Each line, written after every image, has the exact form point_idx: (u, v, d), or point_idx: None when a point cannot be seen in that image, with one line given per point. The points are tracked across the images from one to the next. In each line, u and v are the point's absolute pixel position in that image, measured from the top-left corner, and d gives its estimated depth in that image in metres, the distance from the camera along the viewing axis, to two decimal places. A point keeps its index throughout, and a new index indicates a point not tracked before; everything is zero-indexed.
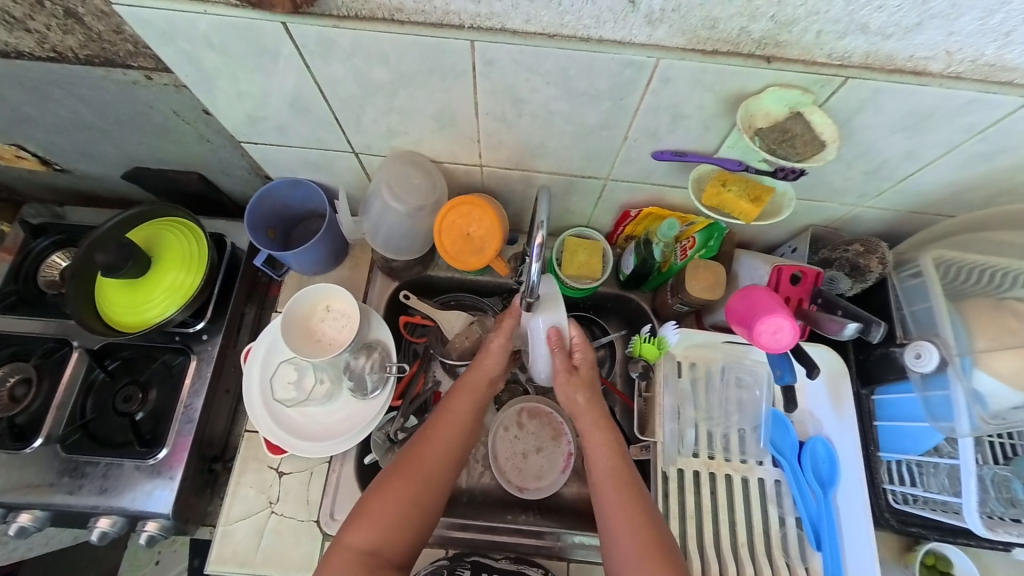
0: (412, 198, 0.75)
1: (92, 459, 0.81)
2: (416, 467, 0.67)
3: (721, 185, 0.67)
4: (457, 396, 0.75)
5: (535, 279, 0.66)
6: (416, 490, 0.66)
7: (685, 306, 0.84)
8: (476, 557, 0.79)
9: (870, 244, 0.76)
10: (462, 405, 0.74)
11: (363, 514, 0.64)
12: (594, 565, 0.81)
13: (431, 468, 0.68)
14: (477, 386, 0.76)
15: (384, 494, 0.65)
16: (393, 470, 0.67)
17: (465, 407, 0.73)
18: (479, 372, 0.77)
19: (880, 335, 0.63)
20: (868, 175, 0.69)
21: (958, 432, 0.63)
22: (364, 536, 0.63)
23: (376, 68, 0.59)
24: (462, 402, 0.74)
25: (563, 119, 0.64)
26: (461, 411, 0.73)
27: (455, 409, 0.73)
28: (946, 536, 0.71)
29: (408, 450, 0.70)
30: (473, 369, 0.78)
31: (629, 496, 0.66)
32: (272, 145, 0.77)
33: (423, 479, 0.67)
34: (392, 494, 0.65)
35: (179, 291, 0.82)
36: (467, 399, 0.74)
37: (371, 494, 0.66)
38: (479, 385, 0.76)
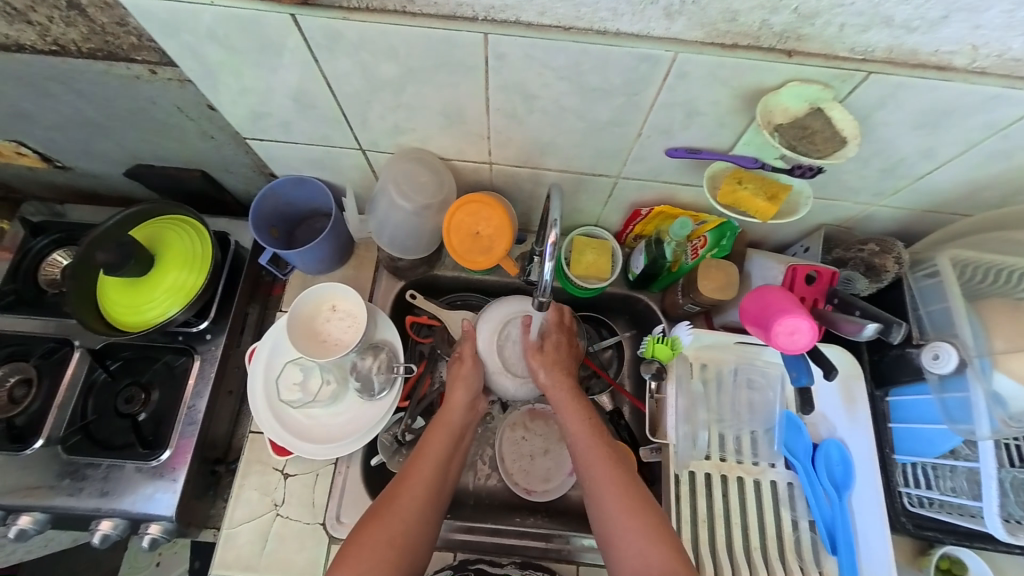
0: (419, 196, 0.74)
1: (93, 461, 0.80)
2: (392, 510, 0.65)
3: (737, 183, 0.66)
4: (430, 436, 0.74)
5: (547, 278, 0.66)
6: (397, 530, 0.64)
7: (695, 306, 0.83)
8: (481, 565, 0.77)
9: (885, 244, 0.75)
10: (436, 446, 0.73)
11: (341, 561, 0.61)
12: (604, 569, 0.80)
13: (411, 505, 0.66)
14: (449, 424, 0.76)
15: (365, 538, 0.62)
16: (369, 516, 0.65)
17: (439, 447, 0.72)
18: (450, 413, 0.76)
19: (901, 336, 0.63)
20: (884, 173, 0.67)
21: (977, 434, 0.62)
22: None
23: (385, 62, 0.57)
24: (434, 439, 0.73)
25: (575, 116, 0.63)
26: (435, 448, 0.72)
27: (429, 445, 0.72)
28: (962, 540, 0.70)
29: (385, 493, 0.68)
30: (445, 407, 0.78)
31: (626, 499, 0.66)
32: (277, 142, 0.76)
33: (405, 517, 0.65)
34: (373, 537, 0.62)
35: (181, 290, 0.81)
36: (440, 437, 0.74)
37: (350, 540, 0.63)
38: (451, 420, 0.76)
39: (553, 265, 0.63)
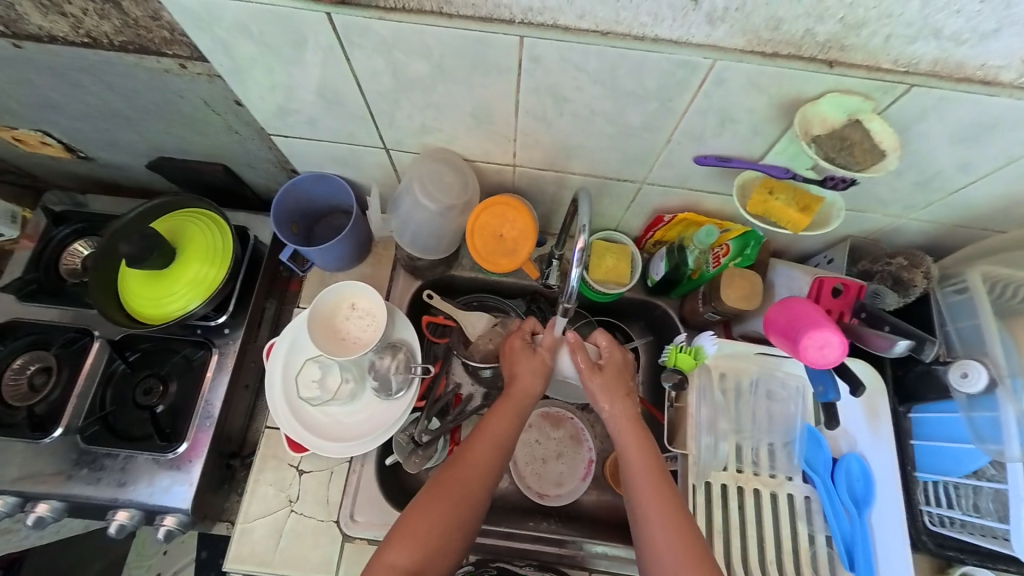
0: (444, 197, 0.73)
1: (111, 452, 0.80)
2: (456, 488, 0.65)
3: (768, 193, 0.65)
4: (496, 416, 0.72)
5: (574, 284, 0.65)
6: (456, 511, 0.64)
7: (716, 315, 0.82)
8: (501, 563, 0.78)
9: (915, 258, 0.74)
10: (500, 425, 0.71)
11: (403, 534, 0.62)
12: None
13: (474, 487, 0.66)
14: (516, 407, 0.74)
15: (425, 516, 0.63)
16: (431, 490, 0.65)
17: (503, 428, 0.71)
18: (518, 391, 0.75)
19: (932, 353, 0.65)
20: (917, 186, 0.66)
21: (1007, 455, 0.60)
22: (406, 555, 0.61)
23: (418, 62, 0.57)
24: (501, 422, 0.72)
25: (606, 120, 0.62)
26: (500, 431, 0.71)
27: (494, 428, 0.71)
28: (985, 561, 0.69)
29: (446, 469, 0.68)
30: (515, 385, 0.76)
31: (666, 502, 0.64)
32: (302, 138, 0.76)
33: (466, 498, 0.65)
34: (435, 516, 0.63)
35: (202, 284, 0.81)
36: (506, 421, 0.72)
37: (410, 513, 0.64)
38: (520, 403, 0.74)
39: (580, 272, 0.63)
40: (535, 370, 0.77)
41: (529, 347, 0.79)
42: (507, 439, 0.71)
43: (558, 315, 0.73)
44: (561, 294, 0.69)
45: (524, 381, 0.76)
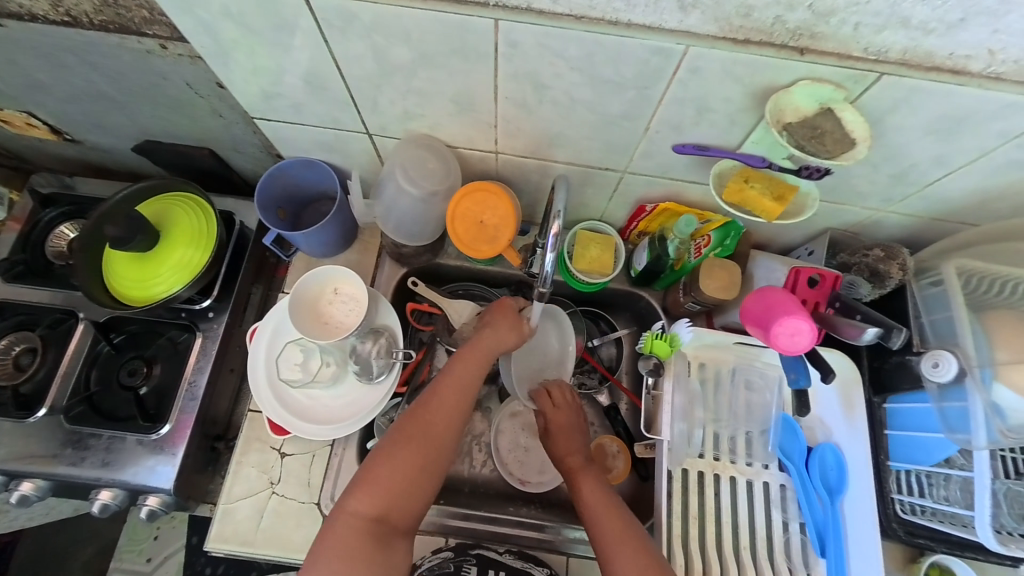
0: (426, 182, 0.74)
1: (96, 432, 0.81)
2: (423, 436, 0.66)
3: (744, 182, 0.65)
4: (463, 365, 0.72)
5: (549, 270, 0.65)
6: (421, 459, 0.65)
7: (697, 305, 0.83)
8: (480, 550, 0.79)
9: (892, 250, 0.75)
10: (469, 374, 0.72)
11: (367, 481, 0.63)
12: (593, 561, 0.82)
13: (440, 432, 0.67)
14: (486, 355, 0.74)
15: (391, 461, 0.64)
16: (398, 437, 0.66)
17: (473, 376, 0.72)
18: (488, 343, 0.74)
19: (900, 341, 0.64)
20: (894, 179, 0.67)
21: (975, 444, 0.61)
22: (371, 502, 0.62)
23: (396, 46, 0.57)
24: (464, 371, 0.72)
25: (585, 107, 0.62)
26: (466, 378, 0.71)
27: (461, 376, 0.71)
28: (954, 549, 0.70)
29: (412, 414, 0.69)
30: (485, 336, 0.75)
31: (618, 522, 0.66)
32: (286, 123, 0.76)
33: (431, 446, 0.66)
34: (400, 462, 0.64)
35: (186, 268, 0.82)
36: (470, 369, 0.72)
37: (375, 460, 0.64)
38: (489, 355, 0.74)
39: (554, 257, 0.63)
40: (510, 329, 0.76)
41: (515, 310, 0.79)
42: (474, 383, 0.72)
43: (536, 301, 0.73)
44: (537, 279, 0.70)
45: (496, 335, 0.75)
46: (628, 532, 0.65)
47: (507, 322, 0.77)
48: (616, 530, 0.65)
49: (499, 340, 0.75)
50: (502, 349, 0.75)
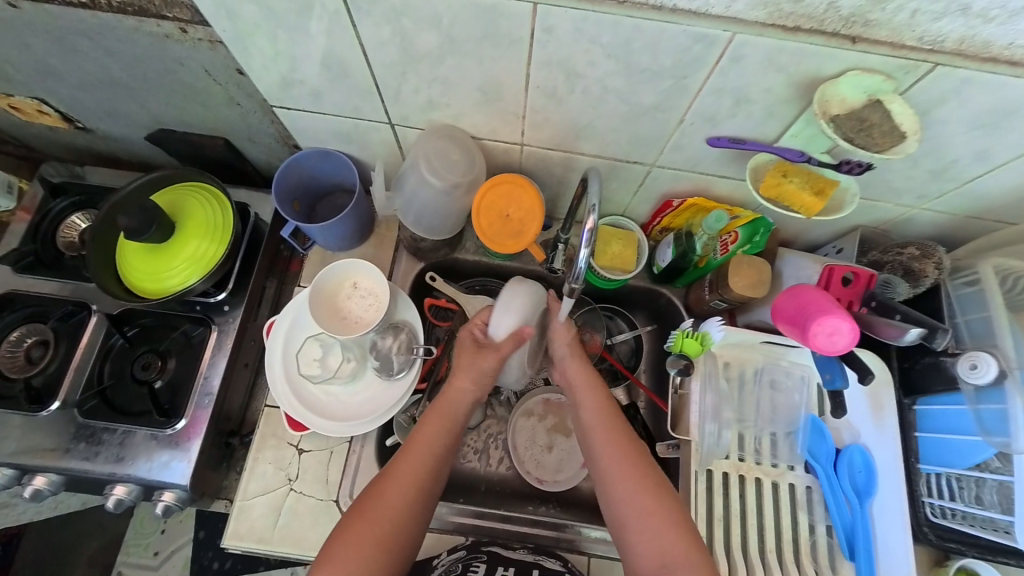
0: (450, 174, 0.71)
1: (109, 426, 0.79)
2: (382, 508, 0.62)
3: (782, 176, 0.63)
4: (425, 427, 0.69)
5: (581, 267, 0.64)
6: (380, 534, 0.61)
7: (722, 303, 0.81)
8: (493, 548, 0.76)
9: (927, 248, 0.73)
10: (431, 434, 0.68)
11: (327, 561, 0.59)
12: (613, 561, 0.80)
13: (398, 504, 0.63)
14: (448, 416, 0.71)
15: (349, 539, 0.60)
16: (358, 510, 0.62)
17: (434, 436, 0.68)
18: (449, 401, 0.71)
19: (944, 342, 0.62)
20: (933, 175, 0.65)
21: (1013, 448, 0.60)
22: None
23: (425, 32, 0.55)
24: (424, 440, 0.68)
25: (618, 98, 0.60)
26: (429, 439, 0.68)
27: (424, 439, 0.68)
28: (985, 554, 0.68)
29: (372, 486, 0.65)
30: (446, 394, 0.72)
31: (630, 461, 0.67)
32: (305, 112, 0.74)
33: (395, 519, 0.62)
34: (357, 538, 0.60)
35: (201, 261, 0.80)
36: (432, 436, 0.68)
37: (335, 538, 0.61)
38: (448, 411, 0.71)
39: (588, 254, 0.61)
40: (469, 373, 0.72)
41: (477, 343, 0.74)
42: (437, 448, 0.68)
43: (564, 298, 0.71)
44: (567, 275, 0.68)
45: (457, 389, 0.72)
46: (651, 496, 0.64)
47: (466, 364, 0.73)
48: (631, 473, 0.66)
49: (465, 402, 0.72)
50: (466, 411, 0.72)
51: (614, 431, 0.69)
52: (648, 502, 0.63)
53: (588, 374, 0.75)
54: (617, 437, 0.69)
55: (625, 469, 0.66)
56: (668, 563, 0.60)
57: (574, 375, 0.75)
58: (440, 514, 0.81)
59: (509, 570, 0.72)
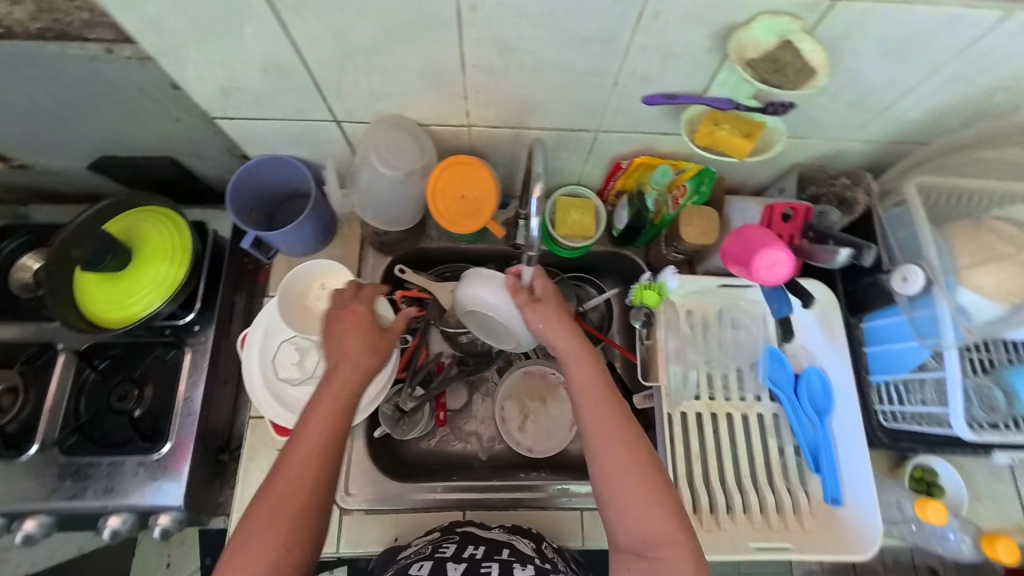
0: (402, 162, 0.72)
1: (94, 460, 0.78)
2: (292, 482, 0.58)
3: (713, 124, 0.67)
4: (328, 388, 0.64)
5: (536, 235, 0.67)
6: (295, 506, 0.57)
7: (680, 255, 0.85)
8: (468, 528, 0.74)
9: (857, 177, 0.80)
10: (333, 400, 0.63)
11: (237, 558, 0.54)
12: None
13: (310, 478, 0.58)
14: (349, 380, 0.65)
15: (261, 523, 0.56)
16: (267, 493, 0.57)
17: (338, 403, 0.63)
18: (348, 364, 0.65)
19: (872, 256, 0.70)
20: (854, 105, 0.69)
21: (944, 346, 0.64)
22: None
23: (356, 22, 0.56)
24: (303, 446, 0.60)
25: (553, 67, 0.63)
26: (331, 407, 0.63)
27: (330, 404, 0.63)
28: (933, 447, 0.74)
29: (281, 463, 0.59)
30: (343, 355, 0.66)
31: (635, 461, 0.62)
32: (250, 119, 0.74)
33: (302, 522, 0.57)
34: (269, 520, 0.56)
35: (164, 283, 0.81)
36: (321, 427, 0.61)
37: (245, 527, 0.56)
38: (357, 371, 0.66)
39: (539, 222, 0.64)
40: (362, 342, 0.68)
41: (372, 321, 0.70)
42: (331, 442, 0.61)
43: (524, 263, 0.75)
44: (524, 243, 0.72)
45: (355, 352, 0.67)
46: (651, 489, 0.61)
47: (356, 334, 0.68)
48: (623, 469, 0.62)
49: (365, 367, 0.66)
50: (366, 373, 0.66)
51: (617, 418, 0.64)
52: (642, 481, 0.61)
53: (591, 373, 0.68)
54: (617, 433, 0.64)
55: (630, 471, 0.62)
56: (642, 542, 0.60)
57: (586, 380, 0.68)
58: (430, 494, 0.80)
59: (480, 548, 0.68)
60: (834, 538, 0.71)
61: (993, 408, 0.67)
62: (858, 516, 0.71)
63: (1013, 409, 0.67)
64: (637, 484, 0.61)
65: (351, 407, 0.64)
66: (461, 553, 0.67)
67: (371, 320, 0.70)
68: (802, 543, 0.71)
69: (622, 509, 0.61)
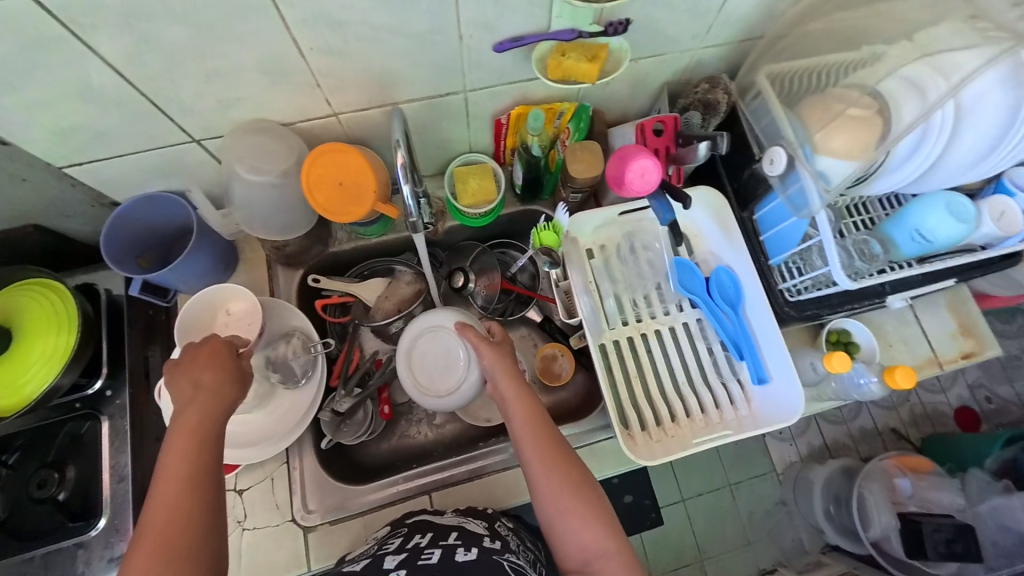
0: (272, 165, 0.70)
1: (26, 555, 0.74)
2: (167, 508, 0.53)
3: (560, 56, 0.69)
4: (185, 412, 0.60)
5: (411, 204, 0.68)
6: (181, 529, 0.53)
7: (578, 194, 0.87)
8: (419, 519, 0.73)
9: (715, 80, 0.85)
10: (194, 421, 0.59)
11: None
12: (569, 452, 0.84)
13: (187, 498, 0.54)
14: (210, 399, 0.61)
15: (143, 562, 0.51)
16: (142, 532, 0.52)
17: (201, 420, 0.59)
18: (205, 387, 0.62)
19: (724, 143, 0.79)
20: (692, 13, 0.71)
21: (813, 212, 0.69)
22: None
23: (167, 27, 0.54)
24: (170, 484, 0.55)
25: (392, 33, 0.62)
26: (195, 424, 0.59)
27: (190, 424, 0.59)
28: (835, 308, 0.77)
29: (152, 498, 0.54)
30: (198, 380, 0.62)
31: (573, 489, 0.62)
32: (101, 159, 0.70)
33: (191, 550, 0.52)
34: (152, 554, 0.51)
35: (55, 355, 0.74)
36: (188, 457, 0.56)
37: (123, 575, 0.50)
38: (214, 394, 0.62)
39: (409, 189, 0.65)
40: (211, 365, 0.64)
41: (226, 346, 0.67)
42: (204, 472, 0.57)
43: (415, 233, 0.75)
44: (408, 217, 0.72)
45: (210, 374, 0.63)
46: (589, 512, 0.61)
47: (205, 360, 0.64)
48: (562, 495, 0.61)
49: (227, 394, 0.63)
50: (228, 395, 0.63)
51: (554, 447, 0.64)
52: (581, 507, 0.61)
53: (527, 401, 0.68)
54: (554, 459, 0.64)
55: (569, 496, 0.61)
56: (590, 560, 0.59)
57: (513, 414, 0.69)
58: (392, 487, 0.81)
59: (426, 535, 0.68)
60: (766, 415, 0.77)
61: (872, 257, 0.75)
62: (782, 390, 0.76)
63: (893, 255, 0.75)
64: (575, 511, 0.61)
65: (219, 432, 0.60)
66: (405, 544, 0.66)
67: (233, 353, 0.67)
68: (738, 427, 0.77)
69: (562, 532, 0.60)
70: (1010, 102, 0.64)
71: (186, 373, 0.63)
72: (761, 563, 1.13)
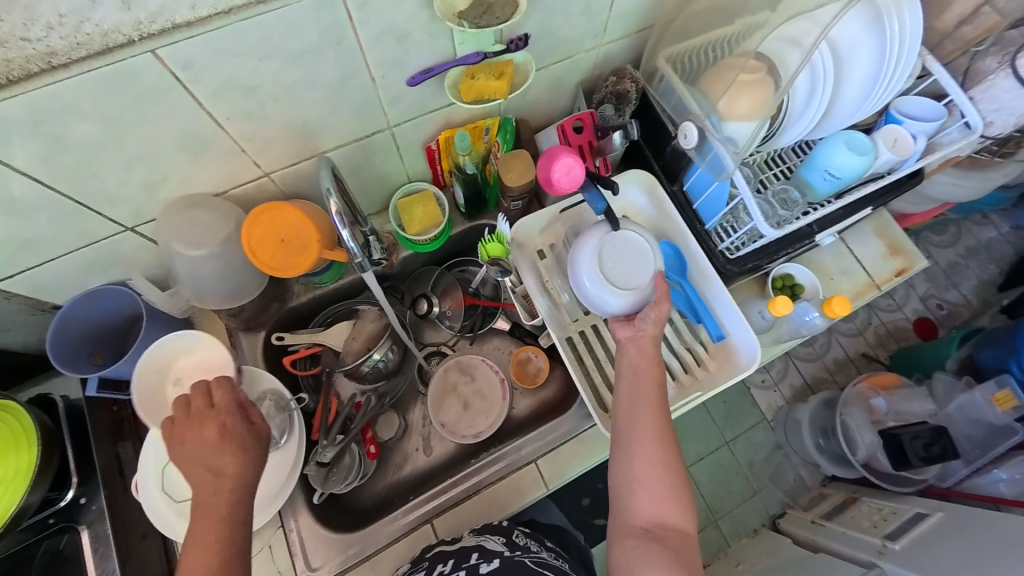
0: (210, 237, 0.71)
1: None
2: None
3: (470, 78, 0.72)
4: (204, 489, 0.59)
5: (354, 245, 0.69)
6: None
7: (519, 201, 0.89)
8: (436, 548, 0.74)
9: (621, 72, 0.91)
10: (219, 503, 0.59)
11: None
12: (560, 450, 0.86)
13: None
14: (231, 481, 0.60)
15: None
16: None
17: (225, 503, 0.59)
18: (222, 464, 0.60)
19: (636, 129, 0.83)
20: (586, 16, 0.75)
21: (730, 172, 0.74)
22: None
23: (76, 125, 0.54)
24: (203, 553, 0.56)
25: (305, 87, 0.64)
26: (220, 508, 0.59)
27: (214, 508, 0.59)
28: (773, 255, 0.84)
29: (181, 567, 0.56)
30: (214, 455, 0.61)
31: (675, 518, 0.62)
32: (33, 266, 0.68)
33: None
34: None
35: (16, 476, 0.71)
36: (216, 536, 0.57)
37: None
38: (236, 478, 0.60)
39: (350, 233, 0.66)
40: (225, 440, 0.62)
41: (237, 414, 0.65)
42: (233, 542, 0.59)
43: (363, 272, 0.74)
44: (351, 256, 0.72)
45: (228, 453, 0.61)
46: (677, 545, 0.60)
47: (222, 441, 0.62)
48: (658, 496, 0.62)
49: (248, 473, 0.62)
50: (247, 474, 0.62)
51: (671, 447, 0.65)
52: (675, 533, 0.61)
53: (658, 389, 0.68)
54: (665, 461, 0.64)
55: (666, 508, 0.62)
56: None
57: (636, 361, 0.71)
58: (393, 522, 0.81)
59: (448, 561, 0.69)
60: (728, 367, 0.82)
61: (793, 203, 0.82)
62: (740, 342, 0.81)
63: (811, 196, 0.82)
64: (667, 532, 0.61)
65: (248, 506, 0.61)
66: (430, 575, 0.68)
67: (243, 419, 0.65)
68: (709, 385, 0.83)
69: (644, 534, 0.61)
70: (877, 44, 0.72)
71: (195, 451, 0.61)
72: (770, 508, 1.18)
